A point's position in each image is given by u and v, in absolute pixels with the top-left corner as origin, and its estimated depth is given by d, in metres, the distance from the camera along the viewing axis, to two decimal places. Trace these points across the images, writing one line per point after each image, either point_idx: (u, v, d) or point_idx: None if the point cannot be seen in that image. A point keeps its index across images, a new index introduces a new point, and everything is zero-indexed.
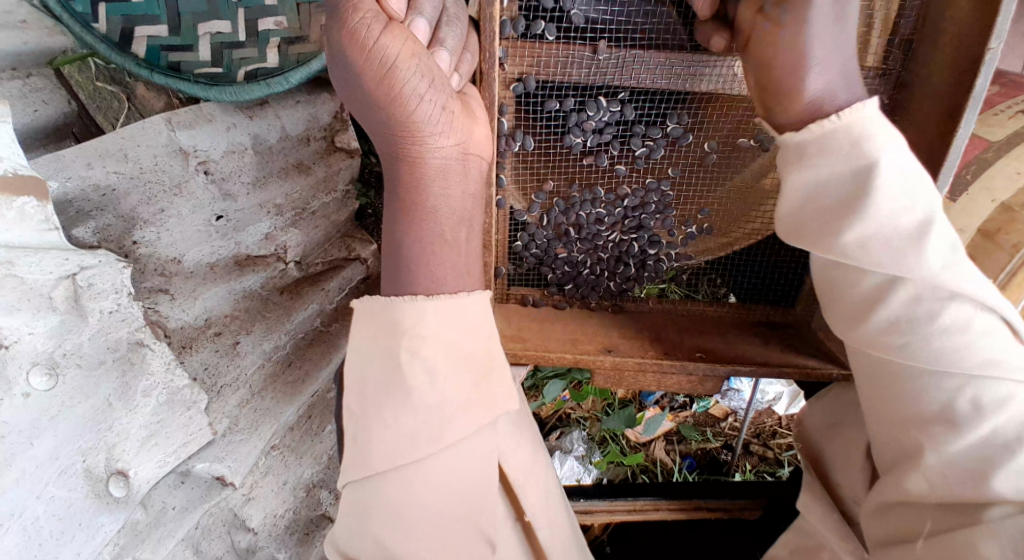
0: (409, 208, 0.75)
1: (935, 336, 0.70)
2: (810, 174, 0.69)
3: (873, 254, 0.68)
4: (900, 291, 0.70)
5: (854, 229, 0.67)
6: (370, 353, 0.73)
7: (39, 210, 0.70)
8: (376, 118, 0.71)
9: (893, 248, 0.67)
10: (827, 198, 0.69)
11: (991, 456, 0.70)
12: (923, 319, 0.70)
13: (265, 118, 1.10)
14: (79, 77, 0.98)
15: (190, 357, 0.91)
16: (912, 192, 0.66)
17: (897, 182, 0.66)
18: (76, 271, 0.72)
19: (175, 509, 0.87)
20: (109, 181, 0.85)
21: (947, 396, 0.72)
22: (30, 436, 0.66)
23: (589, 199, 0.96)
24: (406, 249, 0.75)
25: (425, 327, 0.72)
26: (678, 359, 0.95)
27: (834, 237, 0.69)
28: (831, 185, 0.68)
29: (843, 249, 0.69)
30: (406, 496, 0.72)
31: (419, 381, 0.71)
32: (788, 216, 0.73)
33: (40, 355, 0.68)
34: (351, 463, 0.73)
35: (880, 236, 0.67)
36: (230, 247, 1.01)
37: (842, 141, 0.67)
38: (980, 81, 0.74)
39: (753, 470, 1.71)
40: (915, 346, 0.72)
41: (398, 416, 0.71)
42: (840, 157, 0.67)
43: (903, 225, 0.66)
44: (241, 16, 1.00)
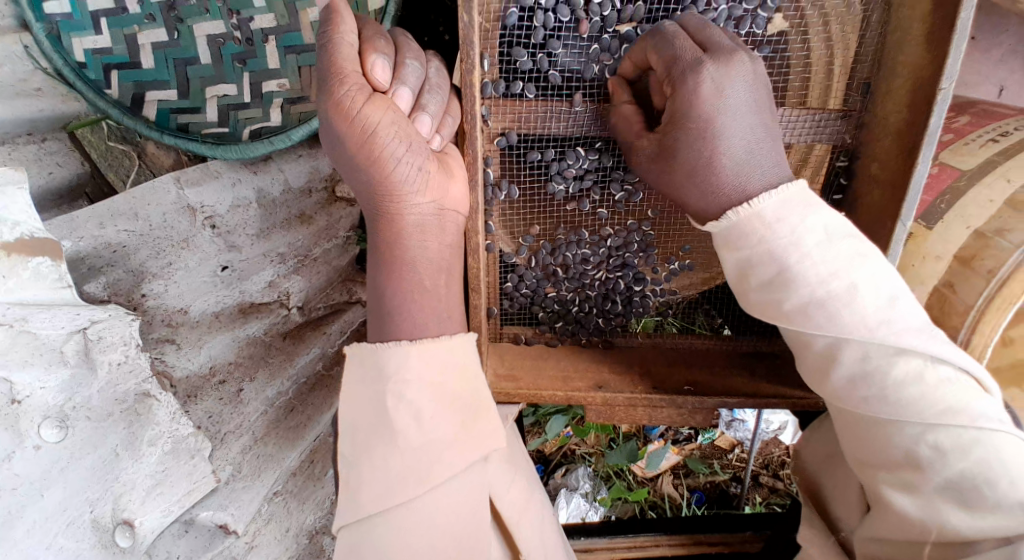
0: (396, 256, 0.80)
1: (892, 389, 0.71)
2: (744, 256, 0.75)
3: (816, 318, 0.73)
4: (851, 352, 0.72)
5: (792, 297, 0.73)
6: (362, 395, 0.75)
7: (53, 270, 0.73)
8: (361, 176, 0.76)
9: (811, 310, 0.72)
10: (768, 268, 0.74)
11: (962, 498, 0.69)
12: (876, 375, 0.71)
13: (269, 172, 1.16)
14: (92, 137, 1.06)
15: (194, 405, 0.94)
16: (839, 254, 0.72)
17: (824, 253, 0.72)
18: (87, 325, 0.76)
19: (179, 558, 0.88)
20: (120, 239, 0.89)
21: (908, 443, 0.71)
22: (41, 487, 0.69)
23: (574, 241, 0.99)
24: (392, 290, 0.79)
25: (411, 370, 0.75)
26: (667, 393, 0.96)
27: (777, 308, 0.75)
28: (761, 261, 0.74)
29: (789, 317, 0.74)
30: (401, 539, 0.72)
31: (406, 423, 0.73)
32: (740, 290, 0.79)
33: (51, 409, 0.71)
34: (344, 505, 0.74)
35: (820, 301, 0.72)
36: (234, 296, 1.04)
37: (754, 229, 0.74)
38: (934, 120, 0.77)
39: (762, 503, 1.71)
40: (876, 402, 0.72)
41: (387, 458, 0.72)
42: (763, 234, 0.73)
43: (834, 287, 0.71)
44: (246, 80, 1.05)
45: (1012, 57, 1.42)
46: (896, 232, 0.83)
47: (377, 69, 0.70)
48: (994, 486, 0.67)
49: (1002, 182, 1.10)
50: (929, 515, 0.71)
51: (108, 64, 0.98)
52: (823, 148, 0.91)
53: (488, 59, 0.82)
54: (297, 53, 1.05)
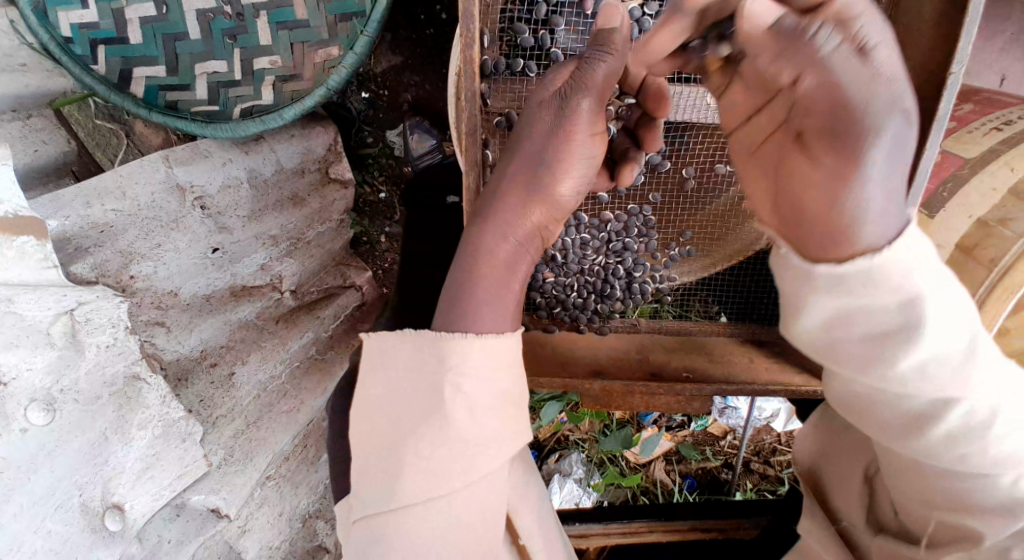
0: (477, 255, 0.66)
1: (1000, 452, 0.56)
2: (852, 303, 0.52)
3: (932, 380, 0.54)
4: (959, 412, 0.56)
5: (908, 354, 0.52)
6: (406, 374, 0.65)
7: (38, 249, 0.71)
8: (537, 147, 0.65)
9: (929, 368, 0.53)
10: (875, 315, 0.51)
11: None
12: (980, 433, 0.56)
13: (260, 153, 1.12)
14: (78, 115, 1.01)
15: (185, 388, 0.93)
16: (953, 306, 0.51)
17: (940, 308, 0.51)
18: (74, 306, 0.74)
19: (170, 542, 0.88)
20: (107, 218, 0.87)
21: (1012, 507, 0.57)
22: (29, 470, 0.68)
23: (574, 225, 0.99)
24: (478, 287, 0.66)
25: (472, 360, 0.63)
26: (666, 382, 0.95)
27: (882, 367, 0.54)
28: (876, 312, 0.51)
29: (898, 381, 0.54)
30: (432, 532, 0.65)
31: (461, 416, 0.63)
32: (804, 334, 0.56)
33: (38, 391, 0.70)
34: (375, 491, 0.65)
35: (939, 359, 0.53)
36: (226, 278, 1.03)
37: (885, 278, 0.49)
38: (943, 104, 0.76)
39: (754, 489, 1.72)
40: (977, 458, 0.57)
41: (436, 449, 0.63)
42: (883, 287, 0.50)
43: (953, 347, 0.53)
44: (236, 56, 1.02)
45: (1015, 45, 1.41)
46: None
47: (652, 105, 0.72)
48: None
49: (1005, 171, 1.10)
50: None
51: (95, 39, 0.96)
52: None
53: (488, 36, 0.82)
54: (290, 28, 1.01)
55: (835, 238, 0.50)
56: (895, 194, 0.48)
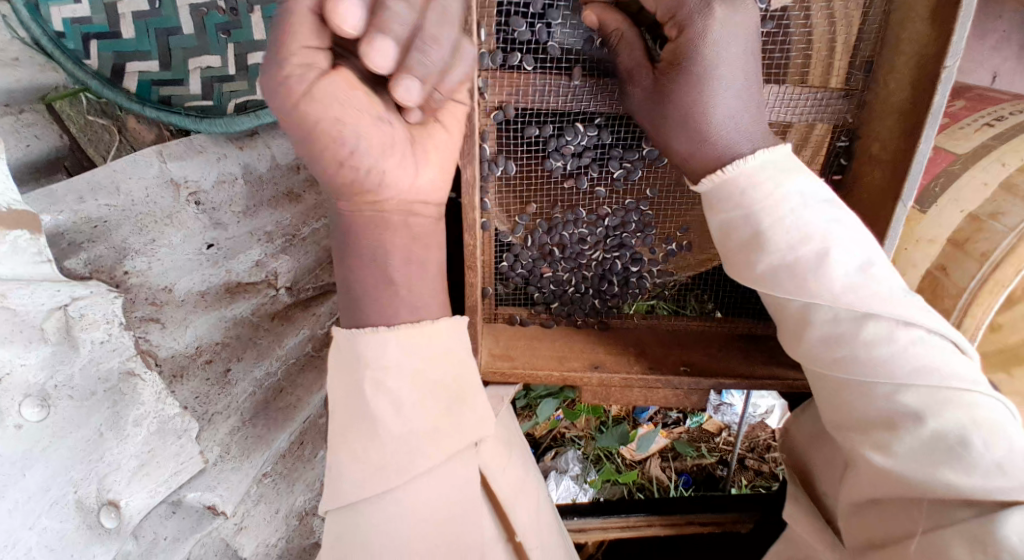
0: (353, 249, 0.75)
1: (864, 351, 0.73)
2: (720, 220, 0.80)
3: (790, 283, 0.75)
4: (820, 316, 0.75)
5: (762, 260, 0.76)
6: (341, 382, 0.74)
7: (32, 243, 0.70)
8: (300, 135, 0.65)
9: (791, 269, 0.75)
10: (741, 231, 0.77)
11: (941, 457, 0.70)
12: (848, 337, 0.74)
13: (255, 148, 1.13)
14: (72, 110, 0.99)
15: (180, 386, 0.92)
16: (814, 222, 0.74)
17: (797, 215, 0.74)
18: (68, 302, 0.73)
19: (166, 539, 0.87)
20: (100, 213, 0.87)
21: (884, 404, 0.73)
22: (22, 467, 0.67)
23: (571, 220, 0.99)
24: (363, 286, 0.75)
25: (390, 357, 0.73)
26: (661, 372, 0.96)
27: (750, 269, 0.78)
28: (739, 226, 0.77)
29: (762, 278, 0.77)
30: (398, 517, 0.72)
31: (385, 412, 0.71)
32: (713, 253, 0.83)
33: (32, 387, 0.69)
34: (343, 488, 0.72)
35: (790, 264, 0.75)
36: (220, 275, 1.01)
37: (734, 191, 0.77)
38: (937, 100, 0.77)
39: (748, 485, 1.73)
40: (849, 362, 0.74)
41: (368, 449, 0.71)
42: (736, 197, 0.77)
43: (805, 253, 0.74)
44: (230, 51, 1.03)
45: (1006, 44, 1.43)
46: (896, 212, 0.84)
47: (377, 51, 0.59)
48: (966, 445, 0.68)
49: (997, 166, 1.11)
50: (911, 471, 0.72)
51: (88, 33, 0.93)
52: (823, 127, 0.90)
53: (484, 30, 0.80)
54: None
55: (696, 136, 0.78)
56: (745, 111, 0.78)
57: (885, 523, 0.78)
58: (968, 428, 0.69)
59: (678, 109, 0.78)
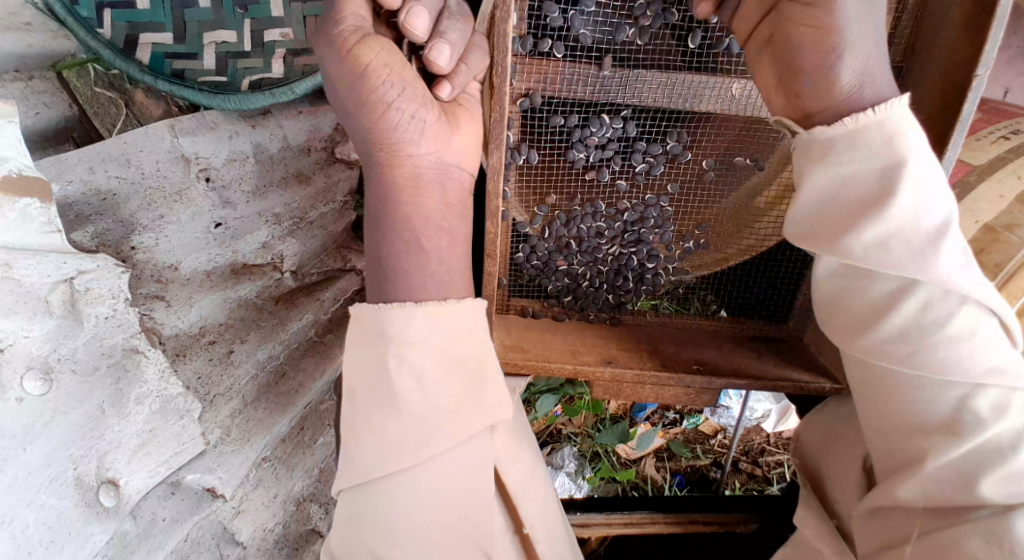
0: (388, 218, 0.78)
1: (943, 343, 0.72)
2: (834, 178, 0.73)
3: (896, 256, 0.71)
4: (913, 298, 0.73)
5: (874, 230, 0.70)
6: (362, 360, 0.73)
7: (42, 212, 0.69)
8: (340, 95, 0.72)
9: (902, 241, 0.70)
10: (849, 196, 0.72)
11: (984, 466, 0.72)
12: (929, 326, 0.73)
13: (267, 128, 1.12)
14: (79, 82, 0.96)
15: (183, 365, 0.90)
16: (933, 196, 0.70)
17: (921, 185, 0.70)
18: (75, 275, 0.71)
19: (165, 520, 0.85)
20: (110, 185, 0.85)
21: (951, 404, 0.74)
22: (23, 441, 0.66)
23: (590, 212, 0.99)
24: (393, 259, 0.77)
25: (413, 333, 0.73)
26: (675, 371, 0.95)
27: (851, 238, 0.72)
28: (856, 184, 0.72)
29: (863, 249, 0.72)
30: (412, 497, 0.72)
31: (407, 387, 0.71)
32: (798, 218, 0.76)
33: (35, 359, 0.68)
34: (360, 469, 0.71)
35: (903, 234, 0.70)
36: (227, 256, 1.00)
37: (867, 143, 0.71)
38: (967, 106, 0.77)
39: (742, 487, 1.74)
40: (924, 355, 0.73)
41: (388, 423, 0.70)
42: (867, 155, 0.71)
43: (923, 224, 0.70)
44: (247, 27, 1.02)
45: (1020, 60, 1.43)
46: None
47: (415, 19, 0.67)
48: (1017, 451, 0.71)
49: (1014, 180, 1.17)
50: (952, 475, 0.74)
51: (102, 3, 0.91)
52: None
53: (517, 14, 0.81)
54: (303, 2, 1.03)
55: (835, 84, 0.73)
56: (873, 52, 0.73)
57: (896, 528, 0.80)
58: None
59: (815, 53, 0.74)
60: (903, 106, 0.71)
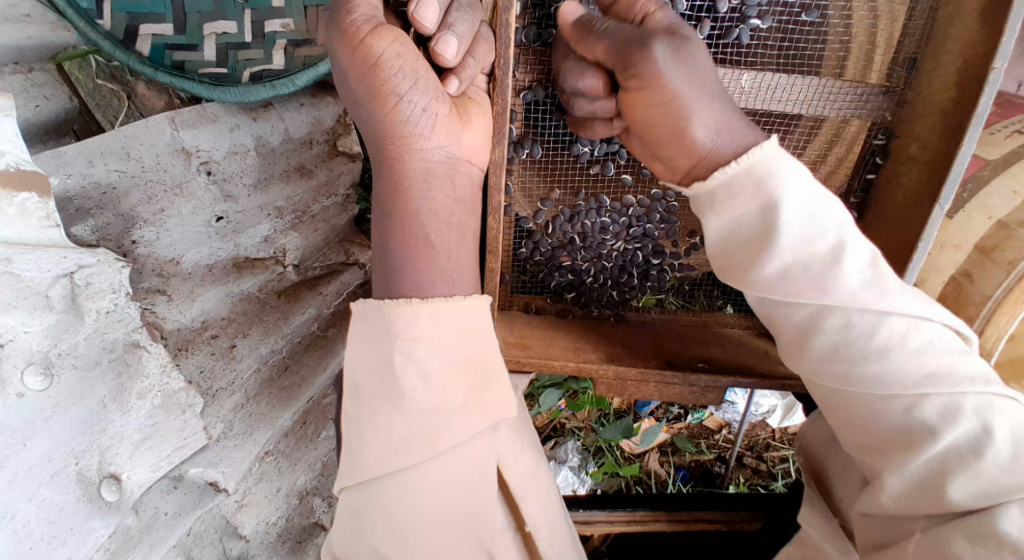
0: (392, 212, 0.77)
1: (876, 359, 0.70)
2: (729, 218, 0.73)
3: (799, 284, 0.70)
4: (832, 320, 0.71)
5: (773, 261, 0.70)
6: (366, 357, 0.72)
7: (40, 207, 0.68)
8: (345, 85, 0.71)
9: (806, 270, 0.70)
10: (743, 233, 0.72)
11: (950, 474, 0.68)
12: (858, 343, 0.70)
13: (268, 120, 1.10)
14: (79, 73, 0.95)
15: (185, 359, 0.90)
16: (824, 216, 0.70)
17: (811, 212, 0.70)
18: (74, 270, 0.71)
19: (167, 514, 0.85)
20: (110, 179, 0.84)
21: (898, 417, 0.70)
22: (24, 436, 0.65)
23: (594, 208, 0.98)
24: (398, 254, 0.76)
25: (420, 330, 0.72)
26: (681, 369, 0.94)
27: (756, 271, 0.72)
28: (744, 224, 0.72)
29: (770, 282, 0.72)
30: (416, 496, 0.71)
31: (413, 385, 0.70)
32: (717, 255, 0.76)
33: (36, 355, 0.67)
34: (365, 466, 0.71)
35: (801, 264, 0.70)
36: (228, 249, 1.00)
37: (744, 184, 0.71)
38: (983, 101, 0.75)
39: (746, 483, 1.73)
40: (858, 373, 0.71)
41: (392, 421, 0.70)
42: (751, 196, 0.71)
43: (818, 250, 0.70)
44: (247, 17, 1.01)
45: None
46: (932, 216, 0.82)
47: (424, 8, 0.66)
48: (980, 455, 0.67)
49: None
50: (922, 486, 0.70)
51: None
52: (860, 124, 0.91)
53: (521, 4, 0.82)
54: None
55: (679, 140, 0.74)
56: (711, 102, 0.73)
57: (885, 535, 0.77)
58: (985, 436, 0.67)
59: (670, 126, 0.74)
60: (772, 143, 0.71)
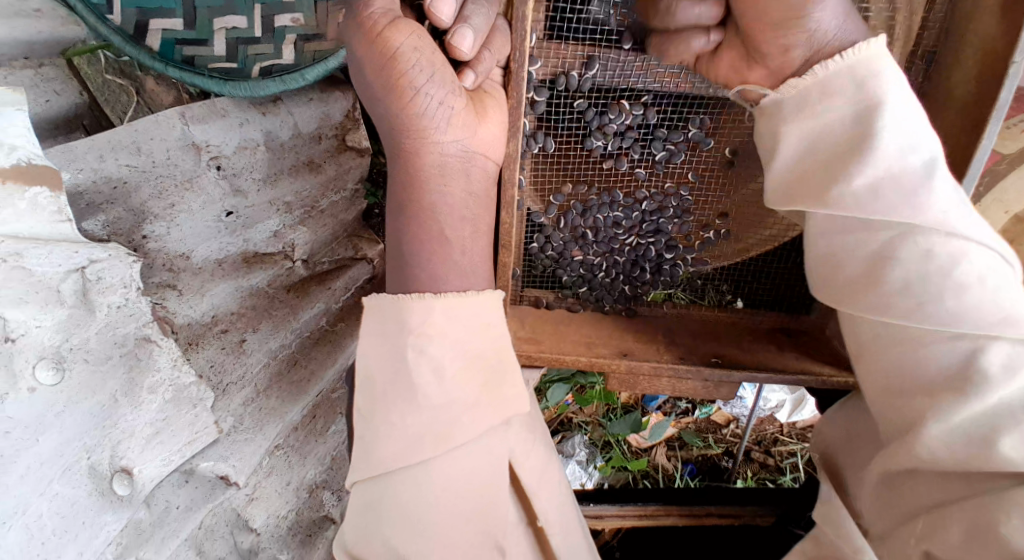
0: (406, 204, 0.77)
1: (951, 286, 0.72)
2: (814, 127, 0.75)
3: (885, 201, 0.71)
4: (907, 245, 0.73)
5: (863, 174, 0.71)
6: (379, 353, 0.72)
7: (52, 201, 0.68)
8: (365, 79, 0.71)
9: (893, 188, 0.71)
10: (831, 141, 0.74)
11: (999, 427, 0.72)
12: (935, 272, 0.72)
13: (277, 115, 1.09)
14: (88, 69, 0.95)
15: (196, 354, 0.90)
16: (917, 126, 0.71)
17: (903, 123, 0.71)
18: (86, 264, 0.71)
19: (178, 508, 0.86)
20: (121, 174, 0.84)
21: (952, 360, 0.75)
22: (36, 431, 0.65)
23: (607, 203, 0.97)
24: (414, 246, 0.76)
25: (434, 324, 0.72)
26: (694, 364, 0.94)
27: (843, 187, 0.73)
28: (834, 131, 0.74)
29: (857, 198, 0.72)
30: (429, 491, 0.71)
31: (427, 380, 0.70)
32: (788, 179, 0.78)
33: (47, 349, 0.67)
34: (378, 462, 0.71)
35: (891, 177, 0.71)
36: (237, 243, 1.01)
37: (839, 87, 0.73)
38: (1004, 94, 0.75)
39: (754, 478, 1.73)
40: (933, 303, 0.73)
41: (406, 415, 0.70)
42: (844, 102, 0.73)
43: (910, 163, 0.71)
44: (257, 12, 0.98)
45: None
46: None
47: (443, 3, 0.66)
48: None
49: None
50: (966, 441, 0.74)
51: None
52: None
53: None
54: None
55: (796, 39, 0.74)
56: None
57: (918, 498, 0.81)
58: None
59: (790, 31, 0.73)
60: (879, 43, 0.73)
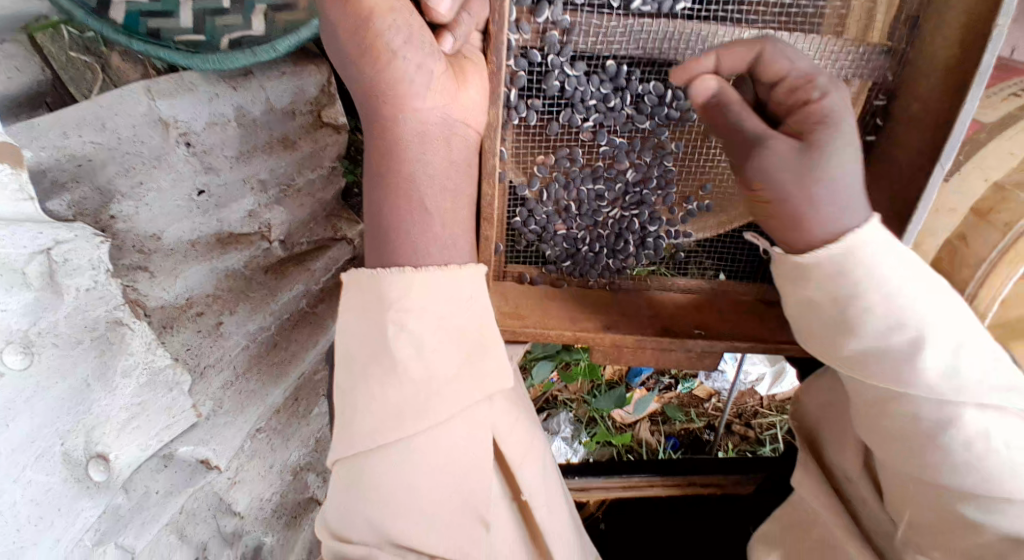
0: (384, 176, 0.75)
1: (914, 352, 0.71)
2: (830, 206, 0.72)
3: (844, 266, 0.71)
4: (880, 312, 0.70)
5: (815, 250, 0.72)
6: (360, 329, 0.71)
7: (13, 178, 0.65)
8: (339, 47, 0.69)
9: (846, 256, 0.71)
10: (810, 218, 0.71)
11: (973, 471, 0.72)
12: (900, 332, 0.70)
13: (249, 90, 1.05)
14: (52, 46, 0.91)
15: (171, 336, 0.87)
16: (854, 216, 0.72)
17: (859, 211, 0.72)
18: (51, 245, 0.68)
19: (158, 493, 0.84)
20: (85, 150, 0.81)
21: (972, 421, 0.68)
22: (6, 417, 0.63)
23: (590, 174, 0.96)
24: (394, 217, 0.74)
25: (413, 299, 0.70)
26: (677, 336, 0.94)
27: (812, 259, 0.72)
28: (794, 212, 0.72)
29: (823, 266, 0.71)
30: (410, 467, 0.70)
31: (408, 355, 0.69)
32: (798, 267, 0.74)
33: (14, 333, 0.65)
34: (359, 438, 0.70)
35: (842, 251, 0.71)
36: (212, 224, 0.97)
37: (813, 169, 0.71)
38: (986, 58, 0.74)
39: (734, 449, 1.75)
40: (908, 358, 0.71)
41: (386, 391, 0.69)
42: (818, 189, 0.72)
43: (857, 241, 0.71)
44: None
45: None
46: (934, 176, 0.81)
47: None
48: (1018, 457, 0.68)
49: None
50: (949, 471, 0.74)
51: None
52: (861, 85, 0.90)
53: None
54: None
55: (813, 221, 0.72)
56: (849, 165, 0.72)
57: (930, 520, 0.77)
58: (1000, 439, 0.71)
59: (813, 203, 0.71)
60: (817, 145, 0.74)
